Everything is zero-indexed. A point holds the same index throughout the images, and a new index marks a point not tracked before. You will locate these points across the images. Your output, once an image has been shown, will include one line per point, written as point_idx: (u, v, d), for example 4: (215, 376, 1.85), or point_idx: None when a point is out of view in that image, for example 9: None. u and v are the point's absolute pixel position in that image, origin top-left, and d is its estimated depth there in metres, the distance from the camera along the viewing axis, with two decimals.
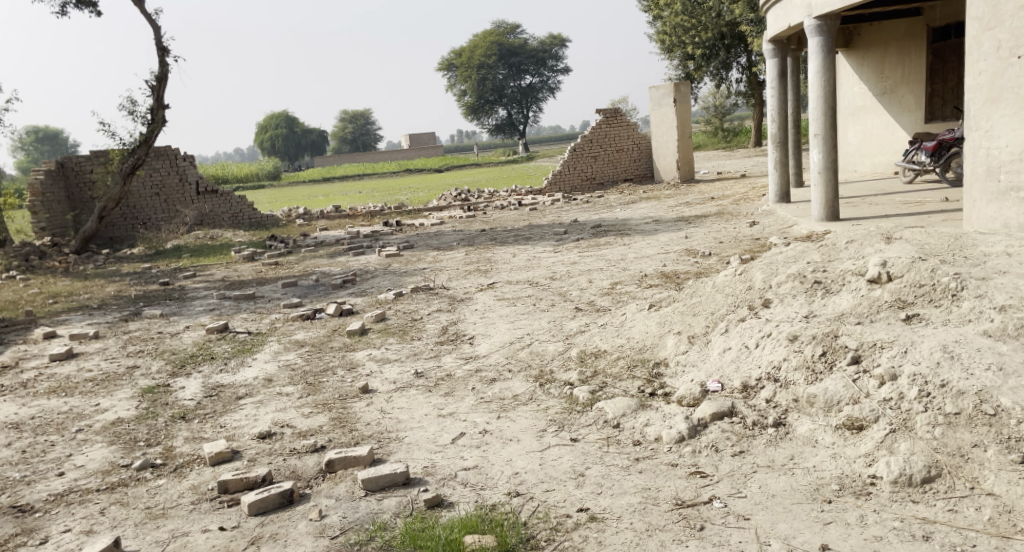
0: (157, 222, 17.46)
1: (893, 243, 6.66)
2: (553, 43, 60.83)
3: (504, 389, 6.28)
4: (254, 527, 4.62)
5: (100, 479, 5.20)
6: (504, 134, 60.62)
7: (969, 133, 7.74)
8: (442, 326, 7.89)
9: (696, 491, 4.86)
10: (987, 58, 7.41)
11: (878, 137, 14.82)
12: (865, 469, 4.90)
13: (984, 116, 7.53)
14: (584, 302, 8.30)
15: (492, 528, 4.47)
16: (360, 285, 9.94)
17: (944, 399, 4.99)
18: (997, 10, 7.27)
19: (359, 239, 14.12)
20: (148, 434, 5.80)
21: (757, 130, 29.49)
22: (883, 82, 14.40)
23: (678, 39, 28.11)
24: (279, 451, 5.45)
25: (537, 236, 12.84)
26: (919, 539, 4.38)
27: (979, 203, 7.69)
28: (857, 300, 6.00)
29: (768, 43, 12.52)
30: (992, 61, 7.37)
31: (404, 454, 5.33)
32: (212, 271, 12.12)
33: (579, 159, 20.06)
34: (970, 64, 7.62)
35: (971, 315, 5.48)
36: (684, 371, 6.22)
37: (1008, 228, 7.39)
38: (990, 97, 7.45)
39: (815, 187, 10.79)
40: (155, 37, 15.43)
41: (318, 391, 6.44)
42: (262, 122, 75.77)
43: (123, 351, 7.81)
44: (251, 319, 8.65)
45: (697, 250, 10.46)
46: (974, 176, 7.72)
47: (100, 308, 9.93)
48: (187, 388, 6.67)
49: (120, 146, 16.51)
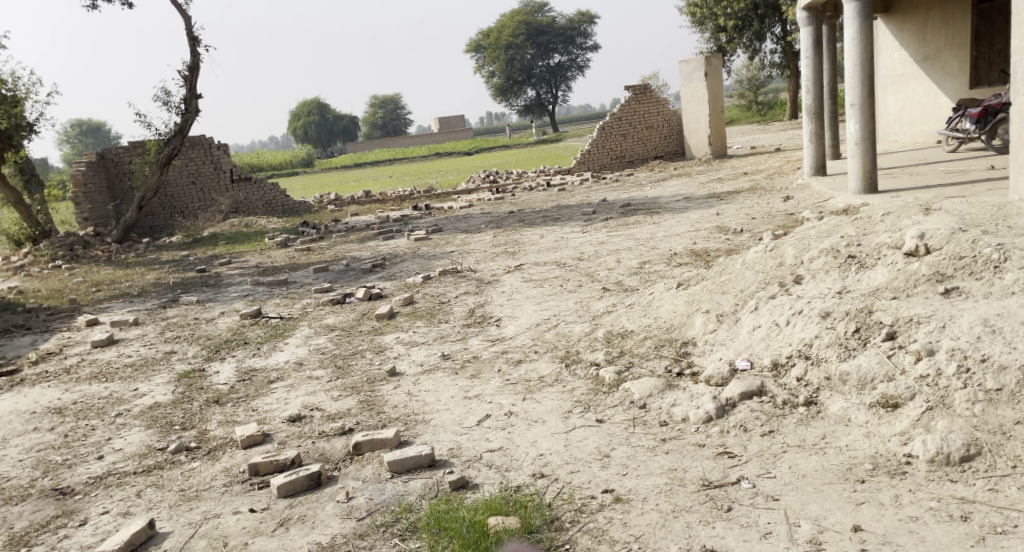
0: (194, 211, 17.71)
1: (932, 214, 6.58)
2: (580, 20, 59.97)
3: (530, 371, 6.34)
4: (283, 509, 4.74)
5: (137, 462, 5.36)
6: (534, 115, 60.43)
7: (1016, 98, 7.62)
8: (470, 309, 7.96)
9: (724, 472, 4.88)
10: None
11: (920, 106, 14.56)
12: (901, 448, 4.89)
13: None
14: (612, 282, 8.31)
15: (516, 510, 4.54)
16: (388, 269, 10.03)
17: (985, 375, 4.94)
18: None
19: (389, 223, 14.23)
20: (183, 418, 5.95)
21: (793, 103, 29.08)
22: (925, 47, 14.14)
23: (710, 11, 27.98)
24: (309, 434, 5.56)
25: (566, 217, 12.83)
26: (956, 520, 4.37)
27: None
28: (893, 274, 5.95)
29: (803, 11, 12.49)
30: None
31: (430, 436, 5.42)
32: (247, 258, 12.30)
33: (608, 137, 19.97)
34: (1016, 24, 7.49)
35: (1014, 287, 5.42)
36: (712, 349, 6.23)
37: None
38: None
39: (852, 158, 10.64)
40: (186, 26, 15.60)
41: (347, 374, 6.55)
42: (295, 108, 76.48)
43: (161, 337, 7.99)
44: (284, 305, 8.78)
45: (729, 227, 10.39)
46: None
47: (140, 295, 10.15)
48: (221, 373, 6.82)
49: (157, 136, 16.59)
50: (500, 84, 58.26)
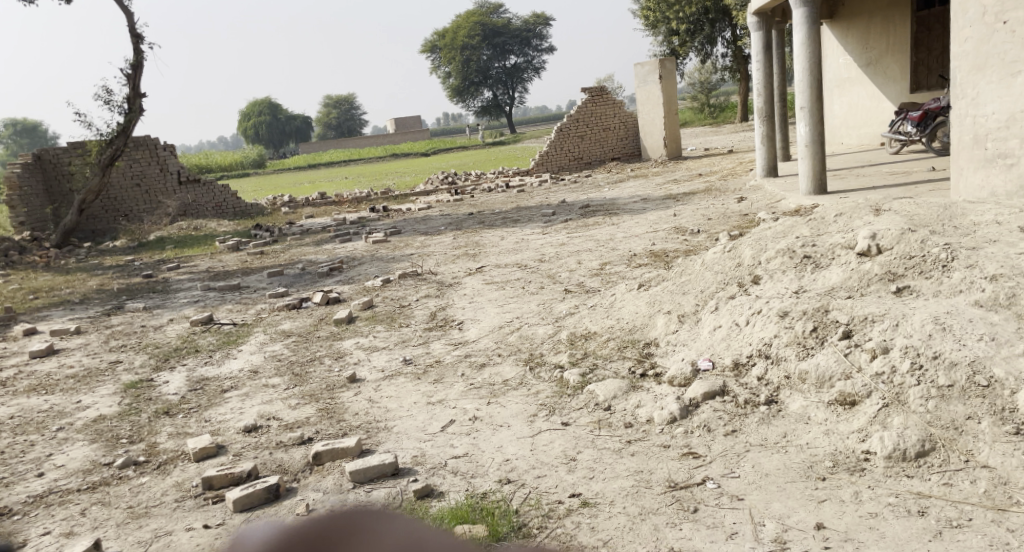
0: (139, 214, 17.27)
1: (882, 215, 6.63)
2: (538, 21, 60.26)
3: (494, 374, 6.22)
4: (240, 524, 4.56)
5: (81, 479, 5.13)
6: (490, 116, 60.41)
7: (955, 101, 7.79)
8: (431, 312, 7.83)
9: (689, 473, 4.82)
10: (972, 25, 7.45)
11: (865, 109, 14.78)
12: (859, 445, 4.85)
13: (970, 84, 7.58)
14: (573, 283, 8.23)
15: (483, 518, 4.43)
16: (346, 273, 9.85)
17: (937, 371, 4.94)
18: None
19: (345, 226, 14.02)
20: (131, 430, 5.73)
21: (743, 105, 29.45)
22: (868, 52, 14.30)
23: (663, 14, 28.16)
24: (265, 444, 5.38)
25: (525, 218, 12.75)
26: (914, 515, 4.34)
27: (966, 171, 7.78)
28: (847, 274, 5.98)
29: (753, 16, 12.53)
30: (978, 27, 7.41)
31: (392, 444, 5.27)
32: (197, 262, 12.01)
33: (565, 139, 20.01)
34: (955, 31, 7.64)
35: (962, 285, 5.45)
36: (675, 350, 6.17)
37: (996, 196, 7.51)
38: (976, 65, 7.48)
39: (802, 160, 10.72)
40: (129, 24, 15.21)
41: (305, 381, 6.37)
42: (246, 109, 75.44)
43: (106, 346, 7.73)
44: (236, 310, 8.56)
45: (687, 227, 10.40)
46: (960, 145, 7.80)
47: (81, 303, 9.81)
48: (171, 382, 6.59)
49: (98, 137, 16.14)
50: (455, 86, 58.17)
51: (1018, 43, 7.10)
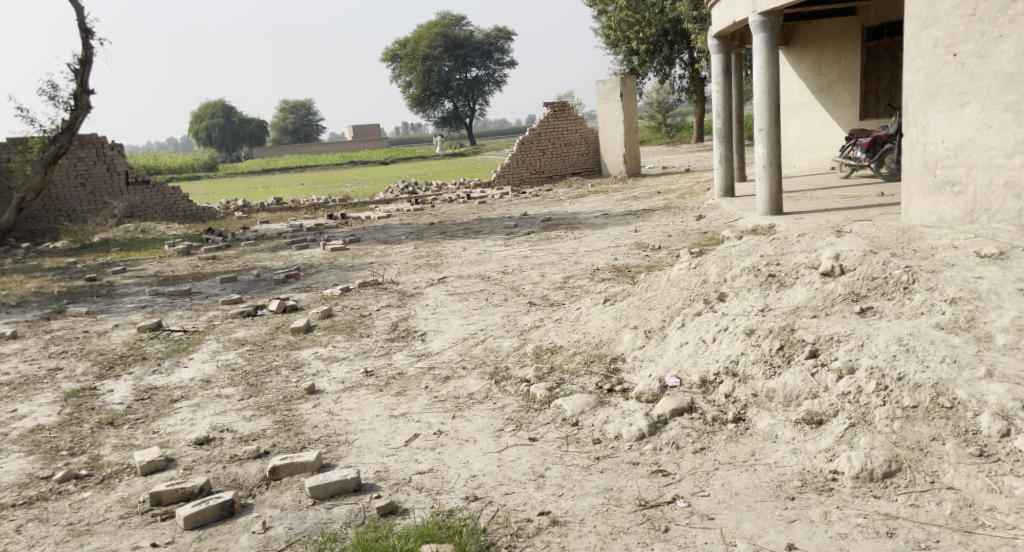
0: (82, 215, 16.71)
1: (843, 237, 6.59)
2: (500, 35, 60.36)
3: (458, 387, 6.02)
4: (191, 543, 4.30)
5: (16, 493, 4.81)
6: (450, 127, 60.22)
7: (907, 129, 7.82)
8: (392, 323, 7.60)
9: (659, 491, 4.66)
10: (924, 55, 7.48)
11: (816, 133, 14.88)
12: (827, 465, 4.74)
13: (921, 113, 7.61)
14: (538, 296, 8.08)
15: (450, 537, 4.20)
16: (303, 280, 9.57)
17: (902, 393, 4.84)
18: (934, 7, 7.33)
19: (302, 232, 13.70)
20: (72, 442, 5.41)
21: (699, 126, 29.84)
22: (821, 78, 14.43)
23: (623, 33, 28.12)
24: (218, 458, 5.11)
25: (487, 230, 12.59)
26: (883, 536, 4.20)
27: (916, 198, 7.82)
28: (811, 293, 5.93)
29: (714, 38, 12.44)
30: (929, 58, 7.44)
31: (354, 458, 5.05)
32: (143, 266, 11.61)
33: (528, 153, 19.90)
34: (908, 60, 7.68)
35: (923, 307, 5.44)
36: (642, 366, 6.03)
37: (944, 221, 7.53)
38: (927, 94, 7.52)
39: (759, 181, 10.71)
40: (78, 19, 14.77)
41: (261, 392, 6.11)
42: (197, 112, 74.30)
43: (45, 352, 7.35)
44: (187, 317, 8.24)
45: (648, 243, 10.32)
46: (911, 171, 7.83)
47: (19, 306, 9.38)
48: (116, 391, 6.27)
49: (40, 133, 15.58)
50: (415, 95, 57.97)
51: (968, 74, 7.16)
